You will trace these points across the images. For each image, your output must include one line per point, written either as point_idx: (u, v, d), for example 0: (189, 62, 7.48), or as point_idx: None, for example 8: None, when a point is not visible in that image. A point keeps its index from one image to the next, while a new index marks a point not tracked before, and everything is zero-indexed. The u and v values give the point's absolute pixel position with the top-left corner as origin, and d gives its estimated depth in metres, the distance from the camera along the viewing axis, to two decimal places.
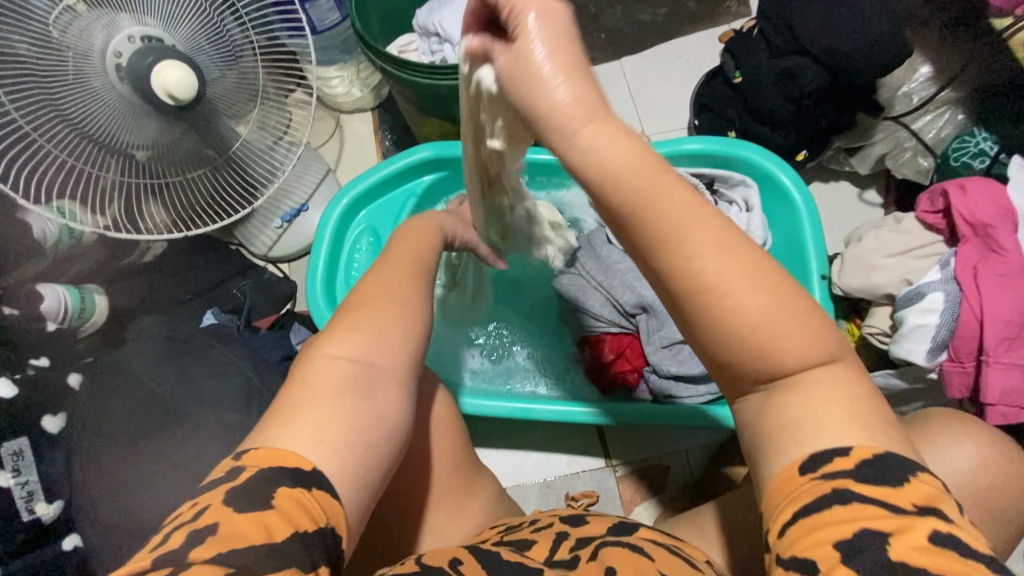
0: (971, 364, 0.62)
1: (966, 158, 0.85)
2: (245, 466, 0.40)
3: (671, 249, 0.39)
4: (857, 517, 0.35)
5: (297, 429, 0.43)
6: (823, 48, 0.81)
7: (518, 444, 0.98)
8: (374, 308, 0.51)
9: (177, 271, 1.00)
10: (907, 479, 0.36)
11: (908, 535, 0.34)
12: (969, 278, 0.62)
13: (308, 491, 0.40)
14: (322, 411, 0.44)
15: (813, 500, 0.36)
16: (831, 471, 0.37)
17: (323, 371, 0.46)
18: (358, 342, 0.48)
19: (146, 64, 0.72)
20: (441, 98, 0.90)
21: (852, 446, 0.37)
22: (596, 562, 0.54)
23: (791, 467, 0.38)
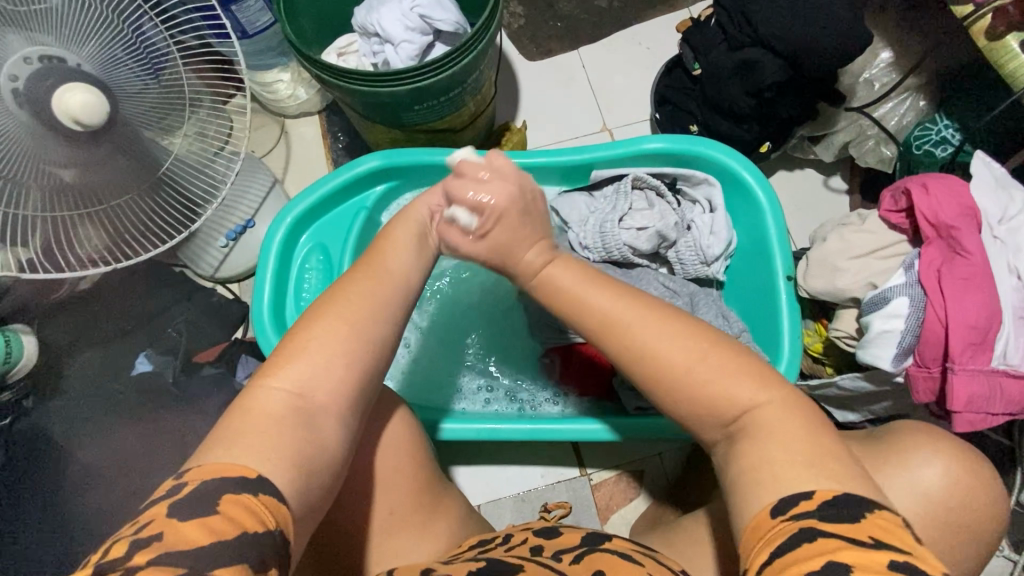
0: (937, 369, 0.60)
1: (929, 146, 0.84)
2: (187, 481, 0.39)
3: (616, 321, 0.57)
4: (822, 549, 0.37)
5: (235, 448, 0.42)
6: (781, 38, 0.77)
7: (490, 457, 0.96)
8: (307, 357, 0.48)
9: (115, 301, 0.93)
10: (861, 516, 0.39)
11: (864, 563, 0.36)
12: (933, 280, 0.61)
13: (254, 496, 0.39)
14: (258, 437, 0.43)
15: (781, 536, 0.40)
16: (796, 513, 0.41)
17: (266, 395, 0.46)
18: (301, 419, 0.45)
19: (47, 87, 0.65)
20: (385, 106, 0.84)
21: (812, 492, 0.42)
22: (586, 565, 0.53)
23: (763, 513, 0.42)
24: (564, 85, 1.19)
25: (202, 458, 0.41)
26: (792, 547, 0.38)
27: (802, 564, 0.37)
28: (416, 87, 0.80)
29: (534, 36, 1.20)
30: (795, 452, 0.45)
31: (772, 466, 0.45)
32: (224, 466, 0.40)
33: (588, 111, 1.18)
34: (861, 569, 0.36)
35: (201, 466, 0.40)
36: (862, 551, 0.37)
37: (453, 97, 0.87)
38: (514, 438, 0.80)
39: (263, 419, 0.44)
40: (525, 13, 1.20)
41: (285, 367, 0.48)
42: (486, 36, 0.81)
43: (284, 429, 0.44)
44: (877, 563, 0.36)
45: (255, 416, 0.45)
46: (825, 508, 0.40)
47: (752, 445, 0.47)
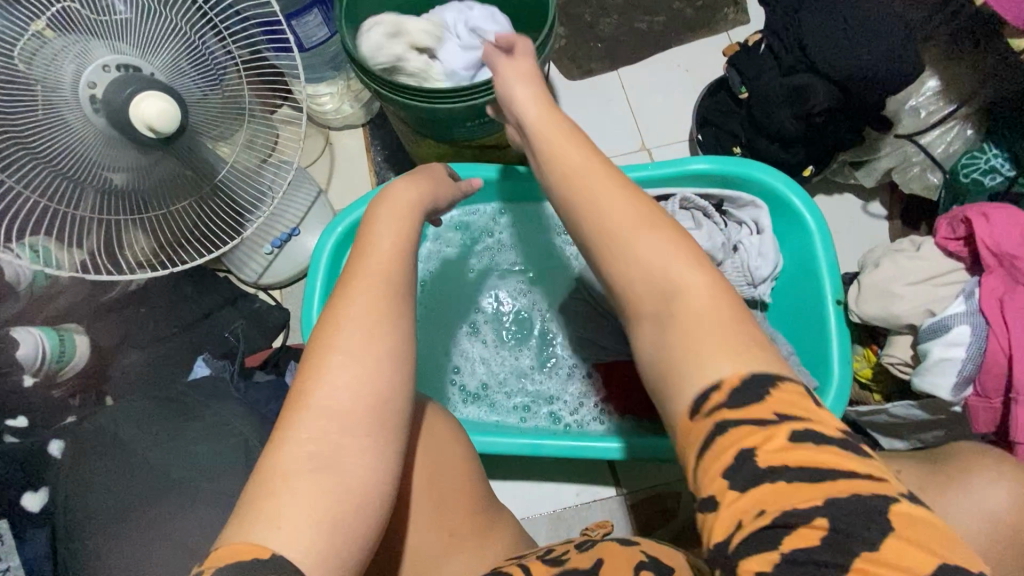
0: (998, 400, 0.61)
1: (976, 174, 0.84)
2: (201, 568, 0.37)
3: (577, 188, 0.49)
4: (735, 440, 0.37)
5: (268, 523, 0.38)
6: (835, 66, 0.78)
7: (526, 475, 0.95)
8: (325, 392, 0.43)
9: (162, 304, 0.95)
10: (764, 393, 0.38)
11: (771, 442, 0.36)
12: (994, 308, 0.61)
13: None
14: (278, 489, 0.39)
15: (703, 437, 0.38)
16: (710, 407, 0.39)
17: (284, 449, 0.41)
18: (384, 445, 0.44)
19: (125, 95, 0.67)
20: (438, 121, 0.86)
21: (724, 378, 0.39)
22: (587, 553, 0.54)
23: (684, 412, 0.40)
24: (602, 104, 1.20)
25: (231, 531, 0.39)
26: (712, 446, 0.38)
27: (727, 452, 0.37)
28: (472, 104, 0.82)
29: (575, 56, 1.22)
30: (720, 338, 0.41)
31: (686, 354, 0.41)
32: (240, 548, 0.37)
33: (627, 131, 1.19)
34: (768, 451, 0.36)
35: (223, 548, 0.37)
36: (766, 435, 0.36)
37: None
38: (557, 455, 0.79)
39: (299, 476, 0.40)
40: (567, 33, 1.22)
41: (302, 412, 0.42)
42: (540, 56, 0.83)
43: (321, 485, 0.40)
44: (792, 449, 0.36)
45: (288, 472, 0.40)
46: (733, 394, 0.38)
47: (674, 330, 0.42)
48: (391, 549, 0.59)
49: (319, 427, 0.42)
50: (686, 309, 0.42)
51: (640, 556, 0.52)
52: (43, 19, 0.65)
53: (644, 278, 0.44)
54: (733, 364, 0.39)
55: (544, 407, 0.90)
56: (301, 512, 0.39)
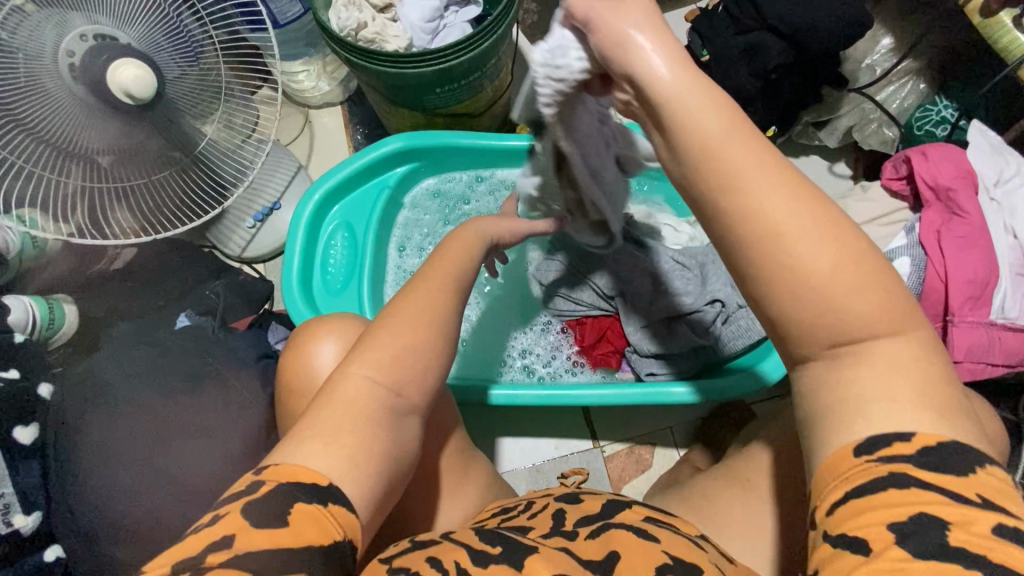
0: (938, 324, 0.64)
1: (929, 126, 0.90)
2: (265, 480, 0.40)
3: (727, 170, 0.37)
4: (914, 497, 0.37)
5: (311, 448, 0.42)
6: (785, 21, 0.81)
7: (506, 431, 0.98)
8: (389, 334, 0.50)
9: (149, 274, 0.98)
10: (970, 471, 0.37)
11: (968, 526, 0.36)
12: (932, 240, 0.64)
13: (325, 510, 0.40)
14: (329, 427, 0.44)
15: (864, 478, 0.38)
16: (889, 453, 0.37)
17: (350, 383, 0.47)
18: (376, 366, 0.48)
19: (100, 62, 0.69)
20: (409, 87, 0.89)
21: (915, 434, 0.38)
22: (598, 543, 0.50)
23: (847, 449, 0.39)
24: None
25: (278, 452, 0.43)
26: (881, 490, 0.37)
27: (884, 507, 0.37)
28: (440, 69, 0.85)
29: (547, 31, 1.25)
30: (912, 389, 0.38)
31: (869, 399, 0.38)
32: (295, 470, 0.41)
33: None
34: (960, 528, 0.36)
35: (276, 465, 0.41)
36: (962, 512, 0.36)
37: (473, 81, 0.91)
38: (530, 402, 0.83)
39: (352, 416, 0.45)
40: (538, 9, 1.25)
41: (363, 355, 0.49)
42: (504, 21, 0.86)
43: (361, 431, 0.45)
44: (967, 517, 0.36)
45: (344, 399, 0.46)
46: (931, 459, 0.37)
47: (863, 372, 0.39)
48: None
49: (385, 373, 0.48)
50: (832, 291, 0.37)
51: (662, 556, 0.48)
52: None
53: (827, 309, 0.38)
54: (938, 427, 0.38)
55: (520, 362, 0.93)
56: (336, 443, 0.43)
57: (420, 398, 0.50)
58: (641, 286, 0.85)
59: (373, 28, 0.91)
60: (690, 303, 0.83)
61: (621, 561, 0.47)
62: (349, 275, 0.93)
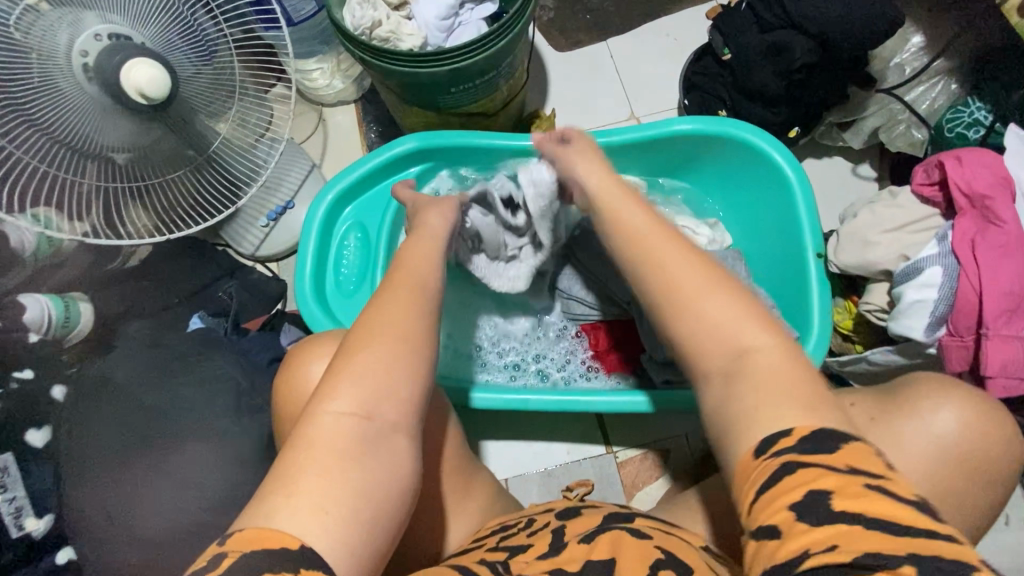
0: (971, 337, 0.61)
1: (961, 129, 0.84)
2: (227, 553, 0.38)
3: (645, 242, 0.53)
4: (801, 481, 0.38)
5: (286, 504, 0.40)
6: (810, 19, 0.79)
7: (518, 435, 0.97)
8: (366, 358, 0.47)
9: (163, 273, 0.98)
10: (840, 445, 0.39)
11: (845, 490, 0.37)
12: (966, 249, 0.62)
13: (296, 574, 0.37)
14: (303, 479, 0.41)
15: (761, 475, 0.40)
16: (775, 448, 0.41)
17: (322, 422, 0.44)
18: (358, 393, 0.45)
19: (115, 62, 0.68)
20: (423, 87, 0.87)
21: (793, 426, 0.41)
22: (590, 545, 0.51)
23: (747, 452, 0.42)
24: (590, 76, 1.21)
25: (253, 514, 0.40)
26: (776, 482, 0.39)
27: (785, 496, 0.38)
28: (454, 69, 0.83)
29: (563, 28, 1.23)
30: (787, 385, 0.43)
31: (750, 413, 0.43)
32: (267, 534, 0.39)
33: (615, 100, 1.20)
34: (842, 494, 0.37)
35: (243, 531, 0.39)
36: (843, 480, 0.38)
37: (488, 80, 0.89)
38: (541, 409, 0.81)
39: (327, 458, 0.43)
40: (555, 6, 1.23)
41: (339, 387, 0.45)
42: (521, 20, 0.85)
43: (337, 479, 0.42)
44: (854, 490, 0.37)
45: (314, 445, 0.43)
46: (804, 441, 0.40)
47: (742, 384, 0.45)
48: None
49: (358, 402, 0.45)
50: (761, 363, 0.45)
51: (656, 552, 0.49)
52: None
53: (718, 337, 0.47)
54: (807, 417, 0.41)
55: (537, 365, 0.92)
56: (310, 497, 0.41)
57: (399, 414, 0.46)
58: None
59: (387, 27, 0.89)
60: None
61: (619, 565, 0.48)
62: (362, 276, 0.92)
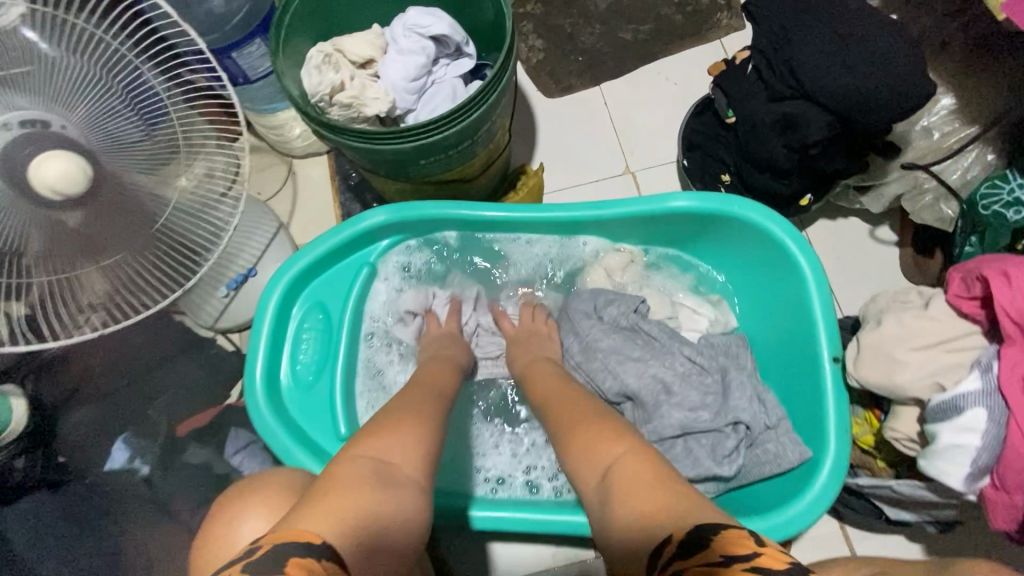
0: (1020, 496, 0.51)
1: (998, 207, 0.74)
2: (260, 544, 0.40)
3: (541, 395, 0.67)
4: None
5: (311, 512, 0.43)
6: (828, 91, 0.68)
7: (498, 535, 0.88)
8: (394, 436, 0.53)
9: (110, 356, 0.89)
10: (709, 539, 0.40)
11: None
12: (1015, 388, 0.52)
13: (320, 560, 0.39)
14: (335, 488, 0.45)
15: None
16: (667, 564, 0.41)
17: (350, 462, 0.49)
18: (382, 441, 0.52)
19: (25, 155, 0.59)
20: (388, 162, 0.78)
21: (670, 534, 0.43)
22: None
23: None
24: (582, 124, 1.11)
25: (289, 520, 0.43)
26: None
27: None
28: (421, 144, 0.74)
29: (553, 71, 1.13)
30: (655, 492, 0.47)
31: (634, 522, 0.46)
32: (291, 532, 0.41)
33: (609, 150, 1.10)
34: None
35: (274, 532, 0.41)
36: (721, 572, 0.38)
37: (462, 151, 0.80)
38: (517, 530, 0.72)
39: (354, 482, 0.46)
40: (545, 47, 1.13)
41: (373, 439, 0.52)
42: (497, 86, 0.75)
43: (356, 488, 0.46)
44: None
45: (340, 476, 0.47)
46: (681, 546, 0.41)
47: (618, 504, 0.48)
48: None
49: (384, 447, 0.51)
50: (620, 475, 0.50)
51: None
52: None
53: (591, 464, 0.53)
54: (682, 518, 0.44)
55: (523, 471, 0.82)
56: (338, 511, 0.43)
57: (415, 470, 0.51)
58: (649, 397, 0.74)
59: (350, 91, 0.80)
60: (708, 420, 0.71)
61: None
62: (322, 365, 0.83)
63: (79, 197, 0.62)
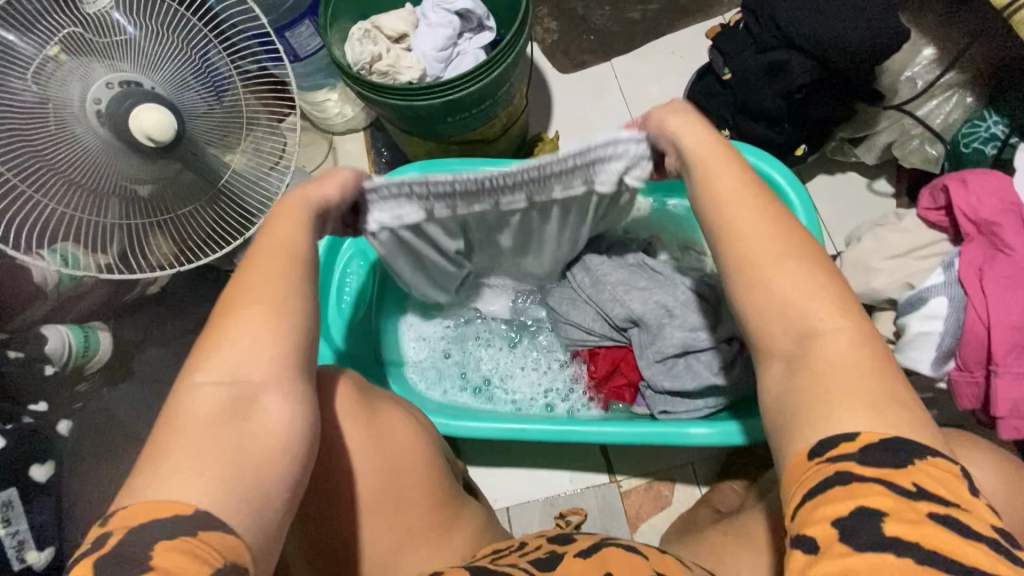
0: (980, 373, 0.58)
1: (977, 144, 0.81)
2: (113, 530, 0.36)
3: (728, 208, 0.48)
4: (856, 493, 0.38)
5: (159, 477, 0.38)
6: (808, 39, 0.77)
7: (519, 462, 0.96)
8: (231, 348, 0.43)
9: (179, 302, 1.01)
10: (911, 461, 0.38)
11: (900, 514, 0.37)
12: (973, 280, 0.59)
13: (192, 536, 0.36)
14: (191, 435, 0.40)
15: (817, 477, 0.39)
16: (836, 453, 0.39)
17: (190, 396, 0.42)
18: (230, 355, 0.43)
19: (124, 107, 0.71)
20: (420, 119, 0.89)
21: (862, 433, 0.39)
22: (594, 564, 0.53)
23: (801, 451, 0.41)
24: (595, 96, 1.21)
25: (132, 490, 0.38)
26: (829, 486, 0.39)
27: (840, 504, 0.38)
28: (449, 100, 0.85)
29: (567, 49, 1.23)
30: (876, 399, 0.41)
31: (825, 412, 0.41)
32: (156, 505, 0.37)
33: (620, 120, 1.20)
34: (897, 518, 0.37)
35: (130, 507, 0.37)
36: (898, 501, 0.37)
37: (484, 110, 0.90)
38: (539, 438, 0.80)
39: (202, 429, 0.40)
40: (559, 27, 1.23)
41: (210, 356, 0.43)
42: (515, 47, 0.85)
43: (212, 433, 0.40)
44: (913, 515, 0.37)
45: (182, 424, 0.40)
46: (872, 454, 0.39)
47: (805, 372, 0.43)
48: (340, 539, 0.58)
49: (225, 364, 0.43)
50: (830, 352, 0.42)
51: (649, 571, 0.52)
52: (55, 43, 0.71)
53: (780, 312, 0.44)
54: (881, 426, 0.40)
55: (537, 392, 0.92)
56: (192, 465, 0.39)
57: (269, 372, 0.43)
58: (653, 319, 0.83)
59: (388, 60, 0.91)
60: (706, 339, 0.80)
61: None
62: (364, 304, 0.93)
63: (165, 141, 0.73)
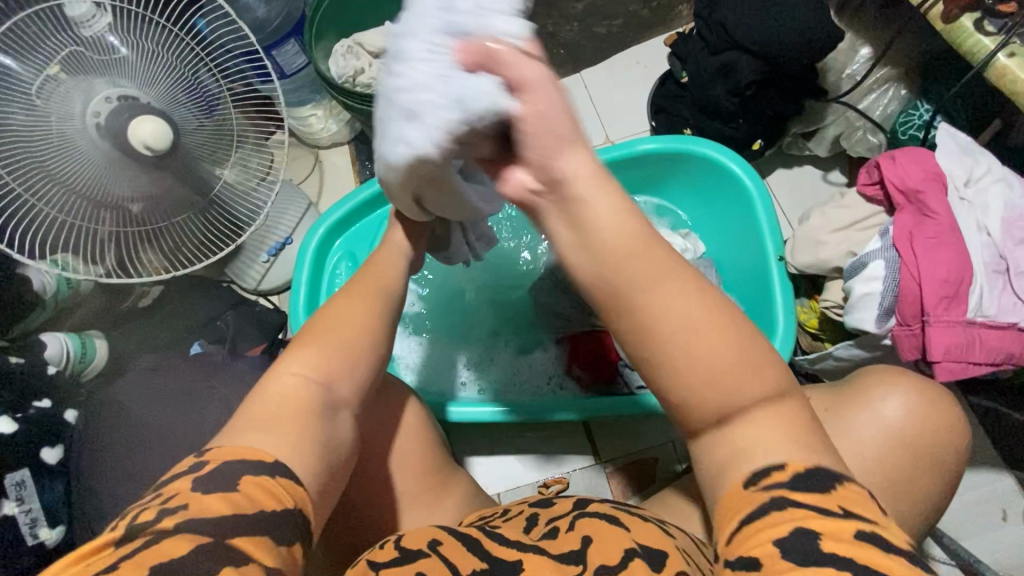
0: (917, 325, 0.64)
1: (913, 130, 0.91)
2: (207, 461, 0.41)
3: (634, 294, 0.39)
4: (791, 517, 0.38)
5: (247, 433, 0.43)
6: (753, 41, 0.84)
7: (508, 449, 1.00)
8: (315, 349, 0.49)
9: (172, 309, 1.04)
10: (835, 484, 0.39)
11: (835, 532, 0.37)
12: (905, 242, 0.65)
13: (271, 478, 0.41)
14: (278, 409, 0.45)
15: (753, 505, 0.40)
16: (768, 482, 0.40)
17: (278, 381, 0.47)
18: (309, 358, 0.49)
19: (123, 120, 0.74)
20: None
21: (788, 462, 0.40)
22: (575, 535, 0.53)
23: (736, 482, 0.41)
24: None
25: (223, 440, 0.43)
26: (760, 515, 0.39)
27: (766, 532, 0.38)
28: None
29: None
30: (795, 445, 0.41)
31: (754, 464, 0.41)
32: (244, 450, 0.42)
33: (591, 127, 1.27)
34: (830, 536, 0.37)
35: (218, 450, 0.42)
36: (833, 523, 0.38)
37: None
38: (524, 418, 0.84)
39: (289, 409, 0.45)
40: None
41: (300, 349, 0.49)
42: None
43: (299, 418, 0.45)
44: (840, 531, 0.37)
45: (271, 398, 0.46)
46: (796, 478, 0.39)
47: (742, 430, 0.41)
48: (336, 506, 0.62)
49: (314, 360, 0.49)
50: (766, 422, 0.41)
51: (630, 542, 0.51)
52: (57, 62, 0.73)
53: (717, 395, 0.40)
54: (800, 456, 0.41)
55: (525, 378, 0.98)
56: (281, 432, 0.44)
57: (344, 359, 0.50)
58: None
59: (368, 74, 0.98)
60: None
61: (592, 549, 0.50)
62: None
63: (162, 150, 0.76)
